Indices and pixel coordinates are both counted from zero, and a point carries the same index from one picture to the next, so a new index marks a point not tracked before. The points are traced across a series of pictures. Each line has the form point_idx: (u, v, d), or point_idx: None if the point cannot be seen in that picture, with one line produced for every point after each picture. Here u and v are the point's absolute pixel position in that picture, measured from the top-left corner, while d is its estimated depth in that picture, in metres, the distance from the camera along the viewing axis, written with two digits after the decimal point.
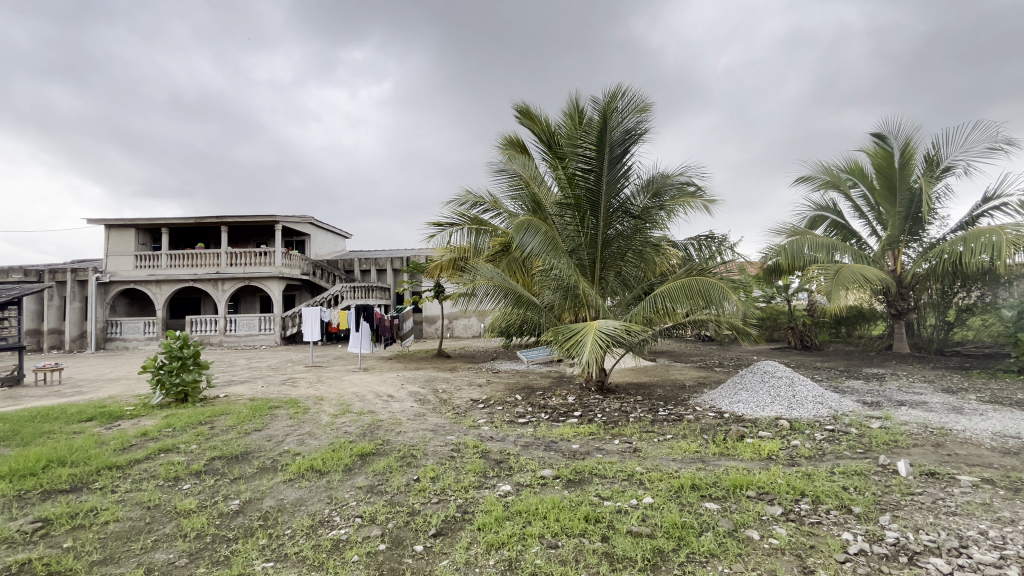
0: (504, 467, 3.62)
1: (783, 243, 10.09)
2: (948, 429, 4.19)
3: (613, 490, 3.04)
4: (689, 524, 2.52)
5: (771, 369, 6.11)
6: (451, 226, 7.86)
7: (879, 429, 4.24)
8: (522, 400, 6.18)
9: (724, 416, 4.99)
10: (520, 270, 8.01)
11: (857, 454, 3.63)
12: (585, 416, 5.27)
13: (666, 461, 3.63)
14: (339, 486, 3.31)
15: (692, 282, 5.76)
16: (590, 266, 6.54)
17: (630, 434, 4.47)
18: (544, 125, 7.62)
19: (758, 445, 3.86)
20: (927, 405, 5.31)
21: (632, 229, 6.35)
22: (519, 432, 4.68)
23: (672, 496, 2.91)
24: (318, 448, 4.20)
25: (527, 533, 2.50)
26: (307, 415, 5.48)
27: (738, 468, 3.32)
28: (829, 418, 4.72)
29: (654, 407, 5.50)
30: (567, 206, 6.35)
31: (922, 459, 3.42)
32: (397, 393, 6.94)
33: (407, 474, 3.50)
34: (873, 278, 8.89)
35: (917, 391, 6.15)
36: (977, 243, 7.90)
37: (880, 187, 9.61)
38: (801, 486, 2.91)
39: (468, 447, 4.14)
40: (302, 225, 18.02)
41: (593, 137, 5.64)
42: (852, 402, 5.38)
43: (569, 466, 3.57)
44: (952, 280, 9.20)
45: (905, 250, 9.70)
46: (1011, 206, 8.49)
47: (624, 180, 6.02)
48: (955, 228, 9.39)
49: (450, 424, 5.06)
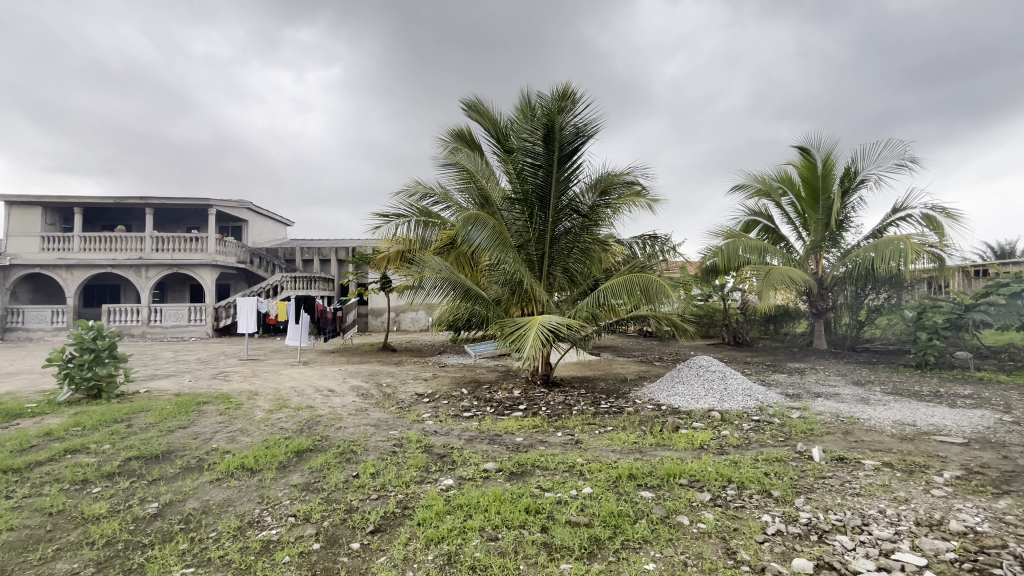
0: (447, 461, 3.60)
1: (720, 244, 10.72)
2: (855, 418, 4.61)
3: (553, 482, 3.10)
4: (625, 512, 2.61)
5: (705, 363, 6.43)
6: (398, 217, 7.62)
7: (798, 418, 4.59)
8: (468, 394, 6.15)
9: (661, 408, 5.22)
10: (468, 264, 7.99)
11: (779, 442, 3.90)
12: (530, 409, 5.34)
13: (605, 452, 3.74)
14: (272, 484, 3.16)
15: (633, 279, 5.95)
16: (538, 261, 6.62)
17: (572, 426, 4.57)
18: (494, 119, 7.59)
19: (691, 435, 4.06)
20: (839, 396, 5.82)
21: (579, 227, 6.46)
22: (463, 426, 4.64)
23: (610, 486, 3.00)
24: (250, 445, 3.98)
25: (468, 526, 2.50)
26: (240, 411, 5.18)
27: (672, 458, 3.47)
28: (755, 409, 5.05)
29: (597, 400, 5.66)
30: (515, 201, 6.39)
31: (833, 446, 3.74)
32: (338, 387, 6.69)
33: (346, 471, 3.40)
34: (799, 280, 9.57)
35: (831, 384, 6.72)
36: (886, 250, 8.71)
37: (806, 196, 10.31)
38: (728, 473, 3.09)
39: (411, 441, 4.08)
40: (238, 210, 17.00)
41: (542, 134, 5.69)
42: (775, 395, 5.78)
43: (511, 459, 3.60)
44: (864, 283, 10.11)
45: (826, 254, 10.50)
46: (914, 218, 9.41)
47: (572, 178, 6.10)
48: (869, 236, 10.25)
49: (393, 419, 4.95)
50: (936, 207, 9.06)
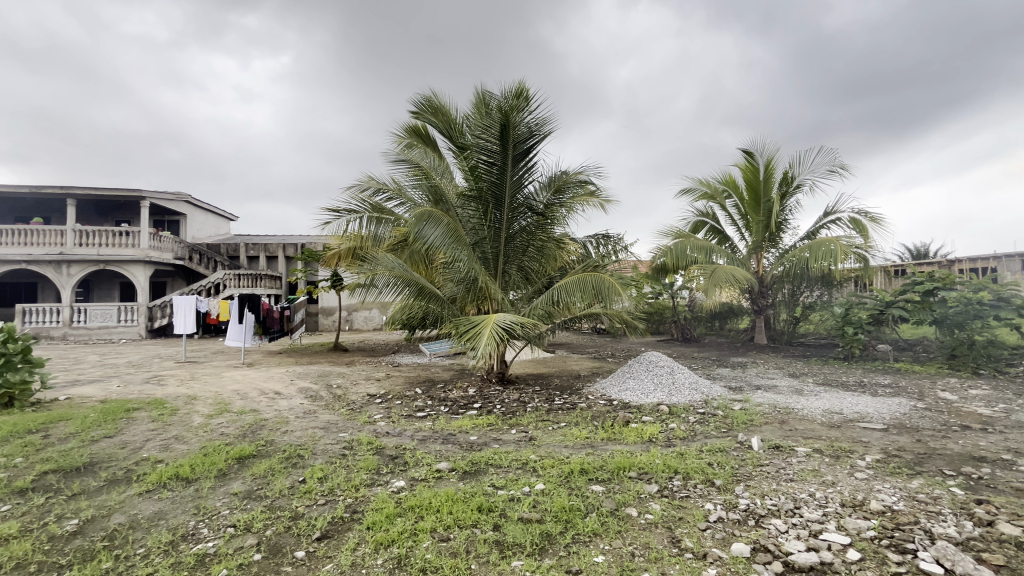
0: (399, 463, 3.52)
1: (670, 244, 11.14)
2: (791, 408, 4.91)
3: (506, 479, 3.11)
4: (576, 507, 2.65)
5: (655, 359, 6.65)
6: (349, 213, 7.39)
7: (739, 410, 4.84)
8: (422, 394, 6.06)
9: (613, 403, 5.36)
10: (423, 262, 7.87)
11: (721, 433, 4.09)
12: (485, 408, 5.33)
13: (558, 448, 3.79)
14: (209, 494, 2.98)
15: (586, 278, 6.06)
16: (493, 259, 6.61)
17: (526, 423, 4.61)
18: (448, 116, 7.49)
19: (641, 429, 4.18)
20: (777, 388, 6.19)
21: (534, 225, 6.51)
22: (416, 427, 4.57)
23: (562, 481, 3.04)
24: (186, 452, 3.74)
25: (418, 527, 2.45)
26: (175, 417, 4.86)
27: (622, 452, 3.57)
28: (701, 403, 5.27)
29: (551, 397, 5.73)
30: (470, 199, 6.36)
31: (770, 435, 3.96)
32: (284, 389, 6.42)
33: (291, 476, 3.26)
34: (742, 278, 10.05)
35: (770, 376, 7.15)
36: (819, 251, 9.33)
37: (748, 198, 10.84)
38: (675, 464, 3.21)
39: (361, 443, 3.97)
40: (176, 203, 15.98)
41: (496, 132, 5.68)
42: (719, 388, 6.07)
43: (465, 458, 3.57)
44: (800, 281, 10.79)
45: (766, 254, 11.07)
46: (843, 222, 10.12)
47: (526, 176, 6.14)
48: (804, 237, 10.93)
49: (343, 421, 4.80)
50: (862, 211, 9.78)
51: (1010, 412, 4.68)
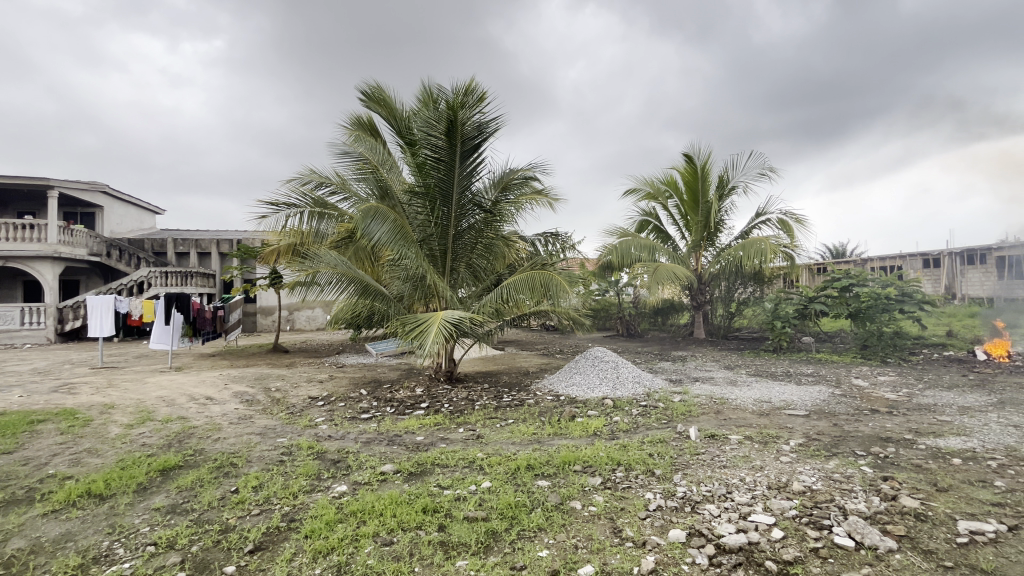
0: (341, 467, 3.40)
1: (615, 243, 11.49)
2: (725, 398, 5.19)
3: (452, 479, 3.08)
4: (522, 503, 2.66)
5: (601, 354, 6.81)
6: (289, 207, 7.03)
7: (679, 402, 5.06)
8: (367, 395, 5.89)
9: (560, 398, 5.45)
10: (369, 259, 7.65)
11: (662, 424, 4.26)
12: (432, 407, 5.25)
13: (505, 445, 3.80)
14: (127, 510, 2.74)
15: (534, 276, 6.11)
16: (441, 256, 6.52)
17: (474, 421, 4.59)
18: (395, 108, 7.29)
19: (586, 423, 4.27)
20: (713, 379, 6.54)
21: (482, 223, 6.48)
22: (360, 429, 4.43)
23: (509, 478, 3.05)
24: (100, 467, 3.42)
25: (360, 533, 2.38)
26: (89, 428, 4.44)
27: (568, 446, 3.63)
28: (643, 395, 5.47)
29: (499, 394, 5.74)
30: (417, 195, 6.23)
31: (706, 424, 4.17)
32: (217, 394, 6.03)
33: (222, 487, 3.06)
34: (683, 276, 10.50)
35: (707, 369, 7.53)
36: (751, 249, 9.93)
37: (688, 200, 11.35)
38: (617, 457, 3.30)
39: (301, 448, 3.80)
40: (91, 195, 14.70)
41: (443, 128, 5.59)
42: (661, 381, 6.32)
43: (410, 459, 3.51)
44: (734, 279, 11.44)
45: (705, 252, 11.62)
46: (772, 222, 10.82)
47: (474, 174, 6.09)
48: (738, 237, 11.58)
49: (282, 425, 4.57)
50: (789, 213, 10.49)
51: (911, 395, 5.20)
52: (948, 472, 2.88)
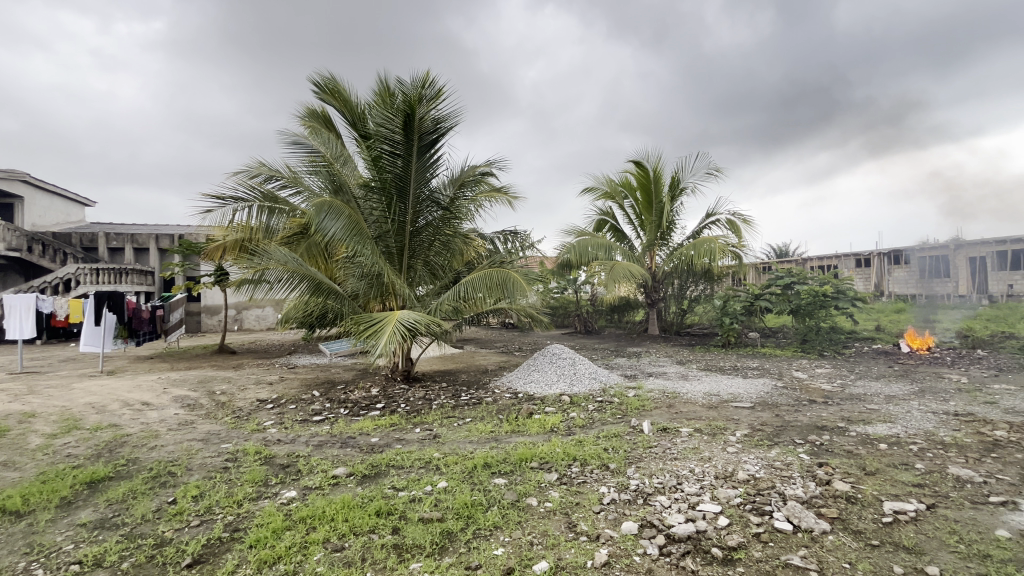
0: (291, 472, 3.27)
1: (573, 242, 11.66)
2: (676, 392, 5.39)
3: (408, 480, 3.02)
4: (478, 502, 2.65)
5: (558, 352, 6.87)
6: (236, 201, 6.70)
7: (633, 396, 5.20)
8: (320, 396, 5.70)
9: (518, 396, 5.47)
10: (322, 256, 7.40)
11: (617, 419, 4.36)
12: (388, 408, 5.14)
13: (462, 444, 3.77)
14: (48, 528, 2.52)
15: (492, 274, 6.09)
16: (397, 254, 6.38)
17: (431, 421, 4.53)
18: (350, 101, 7.07)
19: (543, 420, 4.31)
20: (666, 374, 6.76)
21: (440, 220, 6.40)
22: (312, 432, 4.27)
23: (465, 477, 3.03)
24: (17, 481, 3.13)
25: (309, 539, 2.29)
26: (5, 439, 4.05)
27: (525, 443, 3.64)
28: (599, 391, 5.58)
29: (457, 393, 5.70)
30: (372, 190, 6.07)
31: (659, 418, 4.30)
32: (154, 399, 5.65)
33: (158, 498, 2.87)
34: (638, 274, 10.78)
35: (660, 364, 7.79)
36: (701, 249, 10.33)
37: (643, 200, 11.66)
38: (573, 452, 3.34)
39: (247, 454, 3.62)
40: (10, 184, 13.57)
41: (400, 122, 5.47)
42: (616, 376, 6.47)
43: (364, 461, 3.41)
44: (686, 277, 11.86)
45: (658, 251, 11.97)
46: (721, 223, 11.29)
47: (432, 170, 6.00)
48: (690, 236, 12.01)
49: (227, 430, 4.34)
50: (736, 214, 10.97)
51: (844, 386, 5.58)
52: (875, 456, 3.10)
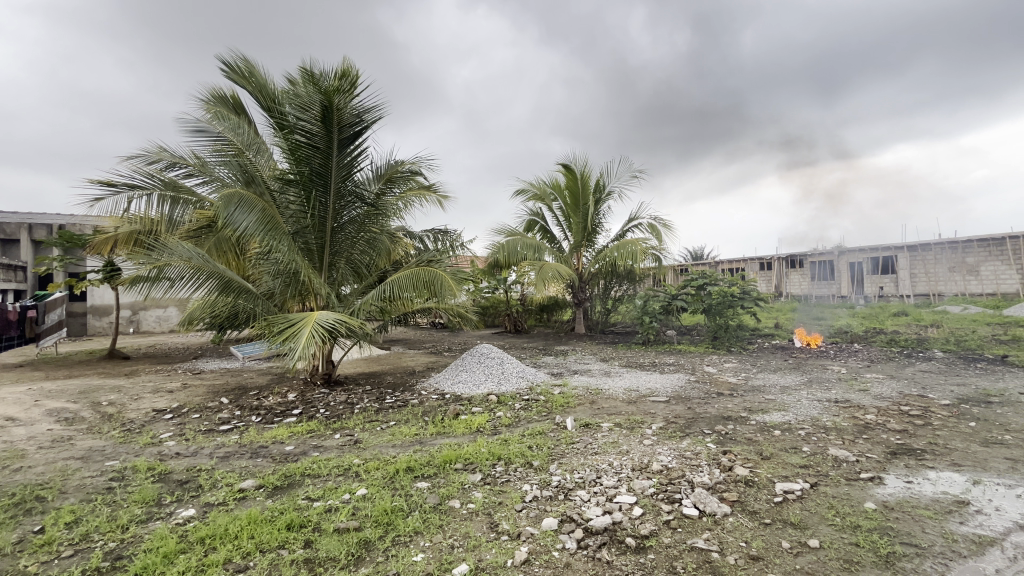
0: (190, 488, 2.97)
1: (503, 241, 11.74)
2: (599, 388, 5.60)
3: (324, 489, 2.86)
4: (399, 507, 2.57)
5: (486, 351, 6.88)
6: (130, 189, 6.02)
7: (559, 394, 5.32)
8: (228, 404, 5.26)
9: (445, 397, 5.39)
10: (232, 251, 6.85)
11: (542, 417, 4.44)
12: (306, 413, 4.86)
13: (385, 448, 3.65)
14: None
15: (419, 273, 5.96)
16: (317, 251, 6.05)
17: (352, 426, 4.34)
18: (264, 85, 6.59)
19: (470, 420, 4.28)
20: (590, 371, 7.00)
21: (364, 216, 6.16)
22: (217, 443, 3.91)
23: (386, 483, 2.92)
24: None
25: (207, 562, 2.09)
26: None
27: (450, 445, 3.60)
28: (526, 389, 5.66)
29: (382, 396, 5.52)
30: (289, 183, 5.70)
31: (582, 414, 4.44)
32: (22, 413, 4.90)
33: (21, 528, 2.48)
34: (566, 274, 11.07)
35: (585, 362, 8.05)
36: (625, 251, 10.83)
37: (570, 202, 12.01)
38: (498, 451, 3.35)
39: (138, 470, 3.25)
40: None
41: (319, 112, 5.19)
42: (543, 374, 6.59)
43: (275, 472, 3.19)
44: (611, 278, 12.35)
45: (585, 252, 12.39)
46: (643, 226, 11.91)
47: (355, 163, 5.77)
48: (614, 239, 12.54)
49: (114, 445, 3.87)
50: (657, 218, 11.63)
51: (747, 379, 6.11)
52: (771, 442, 3.41)
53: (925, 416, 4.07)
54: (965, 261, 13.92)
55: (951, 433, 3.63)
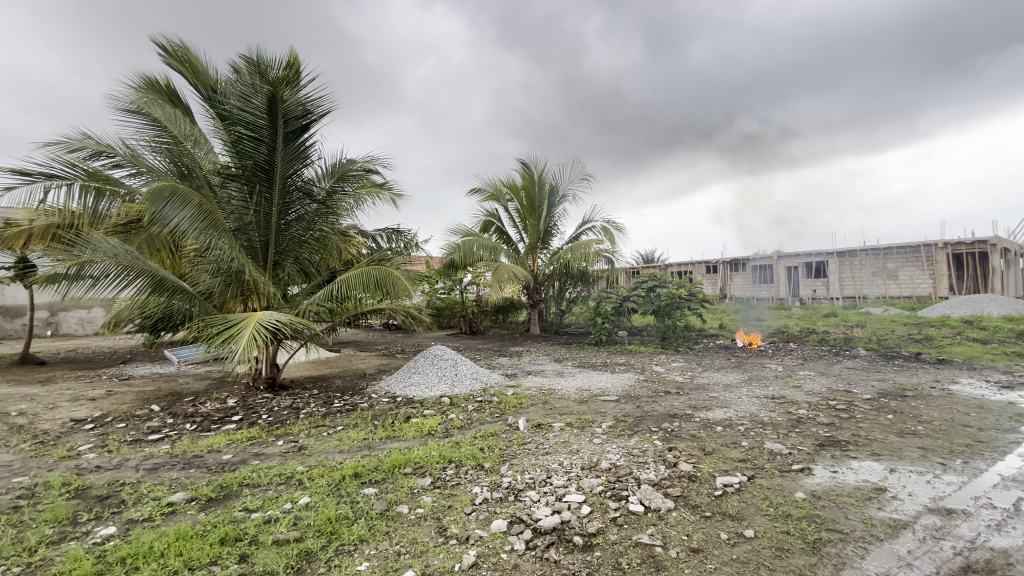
0: (111, 504, 2.74)
1: (459, 242, 11.64)
2: (552, 389, 5.65)
3: (263, 499, 2.72)
4: (343, 515, 2.47)
5: (440, 353, 6.78)
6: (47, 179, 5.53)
7: (512, 395, 5.33)
8: (159, 412, 4.90)
9: (397, 400, 5.27)
10: (166, 249, 6.41)
11: (494, 418, 4.42)
12: (246, 420, 4.61)
13: (331, 454, 3.51)
14: None
15: (371, 272, 5.80)
16: (261, 249, 5.76)
17: (297, 432, 4.15)
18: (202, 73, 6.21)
19: (421, 423, 4.20)
20: (543, 372, 7.06)
21: (313, 214, 5.93)
22: (145, 454, 3.64)
23: (331, 490, 2.81)
24: None
25: None
26: None
27: (400, 449, 3.51)
28: (480, 391, 5.63)
29: (330, 400, 5.32)
30: (230, 177, 5.38)
31: (534, 415, 4.46)
32: None
33: None
34: (521, 275, 11.11)
35: (539, 362, 8.11)
36: (579, 253, 11.02)
37: (526, 204, 12.10)
38: (449, 454, 3.31)
39: (51, 486, 2.96)
40: None
41: (264, 104, 4.95)
42: (496, 376, 6.58)
43: (210, 483, 3.00)
44: (565, 280, 12.50)
45: (540, 254, 12.51)
46: (597, 229, 12.16)
47: (303, 158, 5.54)
48: (569, 241, 12.73)
49: (23, 460, 3.51)
50: (610, 221, 11.90)
51: (692, 377, 6.36)
52: (713, 438, 3.56)
53: (850, 410, 4.38)
54: (887, 266, 14.83)
55: (872, 424, 3.93)
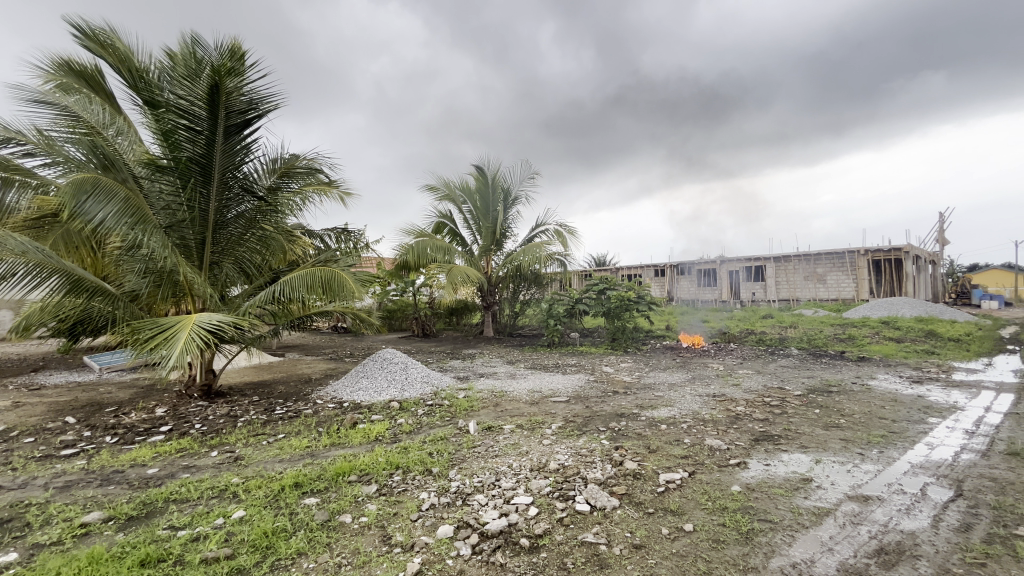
0: (12, 528, 2.47)
1: (411, 243, 11.44)
2: (504, 391, 5.66)
3: (192, 515, 2.54)
4: (281, 528, 2.35)
5: (390, 356, 6.62)
6: None
7: (463, 398, 5.29)
8: (76, 424, 4.49)
9: (343, 405, 5.10)
10: (87, 246, 5.89)
11: (444, 422, 4.36)
12: (177, 430, 4.31)
13: (270, 464, 3.34)
14: None
15: (318, 272, 5.59)
16: (197, 248, 5.41)
17: (234, 441, 3.92)
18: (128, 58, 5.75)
19: (368, 429, 4.08)
20: (496, 374, 7.05)
21: (255, 213, 5.64)
22: (57, 471, 3.31)
23: (269, 502, 2.67)
24: None
25: None
26: None
27: (345, 456, 3.40)
28: (430, 395, 5.54)
29: (271, 407, 5.06)
30: (161, 171, 5.01)
31: (485, 417, 4.45)
32: None
33: None
34: (474, 277, 11.04)
35: (491, 364, 8.10)
36: (531, 255, 11.12)
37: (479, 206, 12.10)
38: (396, 460, 3.23)
39: None
40: None
41: (200, 95, 4.65)
42: (448, 378, 6.50)
43: (131, 500, 2.77)
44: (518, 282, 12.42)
45: (495, 256, 12.52)
46: (550, 232, 12.31)
47: (244, 154, 5.25)
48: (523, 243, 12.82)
49: None
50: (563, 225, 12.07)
51: (640, 377, 6.56)
52: (657, 436, 3.67)
53: (783, 405, 4.66)
54: (816, 271, 15.92)
55: (802, 419, 4.19)
